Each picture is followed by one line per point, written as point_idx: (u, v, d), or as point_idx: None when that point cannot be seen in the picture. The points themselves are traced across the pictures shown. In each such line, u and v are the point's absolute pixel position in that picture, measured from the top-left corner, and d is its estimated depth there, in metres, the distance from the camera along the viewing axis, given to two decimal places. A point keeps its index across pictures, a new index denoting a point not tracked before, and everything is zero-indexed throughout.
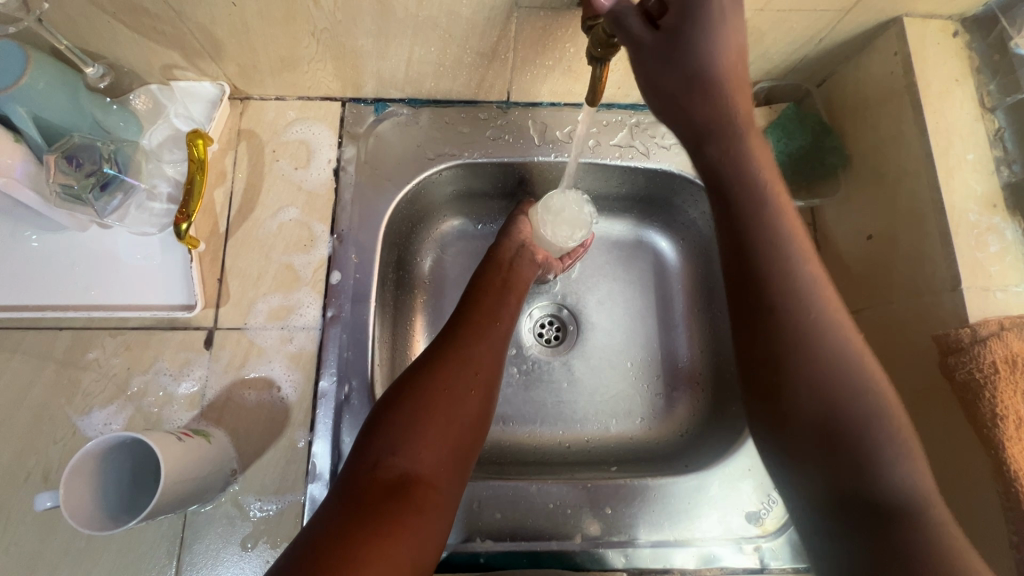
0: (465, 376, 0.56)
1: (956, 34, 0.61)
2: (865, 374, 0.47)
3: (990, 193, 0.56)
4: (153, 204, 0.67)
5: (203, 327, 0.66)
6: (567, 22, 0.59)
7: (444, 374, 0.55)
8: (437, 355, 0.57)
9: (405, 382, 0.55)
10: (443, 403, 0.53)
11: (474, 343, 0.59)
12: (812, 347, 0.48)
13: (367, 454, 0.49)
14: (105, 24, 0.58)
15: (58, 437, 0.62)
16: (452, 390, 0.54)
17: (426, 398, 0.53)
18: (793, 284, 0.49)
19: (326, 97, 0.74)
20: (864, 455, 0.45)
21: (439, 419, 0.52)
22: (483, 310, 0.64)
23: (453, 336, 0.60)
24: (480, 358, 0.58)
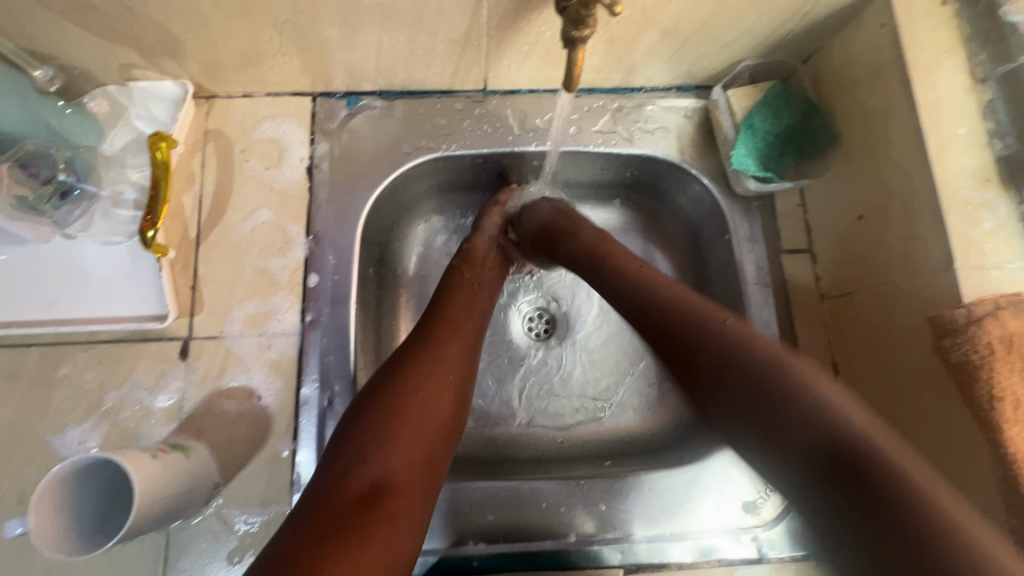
0: (437, 379, 0.54)
1: (945, 3, 0.58)
2: (772, 352, 0.46)
3: (982, 168, 0.54)
4: (119, 211, 0.64)
5: (178, 337, 0.63)
6: (540, 4, 0.57)
7: (414, 379, 0.53)
8: (407, 359, 0.55)
9: (376, 387, 0.53)
10: (417, 407, 0.51)
11: (448, 343, 0.57)
12: (725, 343, 0.48)
13: (339, 461, 0.47)
14: (53, 24, 0.54)
15: (32, 457, 0.60)
16: (423, 395, 0.52)
17: (398, 405, 0.51)
18: (693, 313, 0.52)
19: (295, 92, 0.71)
20: (782, 400, 0.43)
21: (413, 426, 0.50)
22: (454, 312, 0.61)
23: (424, 337, 0.58)
24: (453, 360, 0.56)
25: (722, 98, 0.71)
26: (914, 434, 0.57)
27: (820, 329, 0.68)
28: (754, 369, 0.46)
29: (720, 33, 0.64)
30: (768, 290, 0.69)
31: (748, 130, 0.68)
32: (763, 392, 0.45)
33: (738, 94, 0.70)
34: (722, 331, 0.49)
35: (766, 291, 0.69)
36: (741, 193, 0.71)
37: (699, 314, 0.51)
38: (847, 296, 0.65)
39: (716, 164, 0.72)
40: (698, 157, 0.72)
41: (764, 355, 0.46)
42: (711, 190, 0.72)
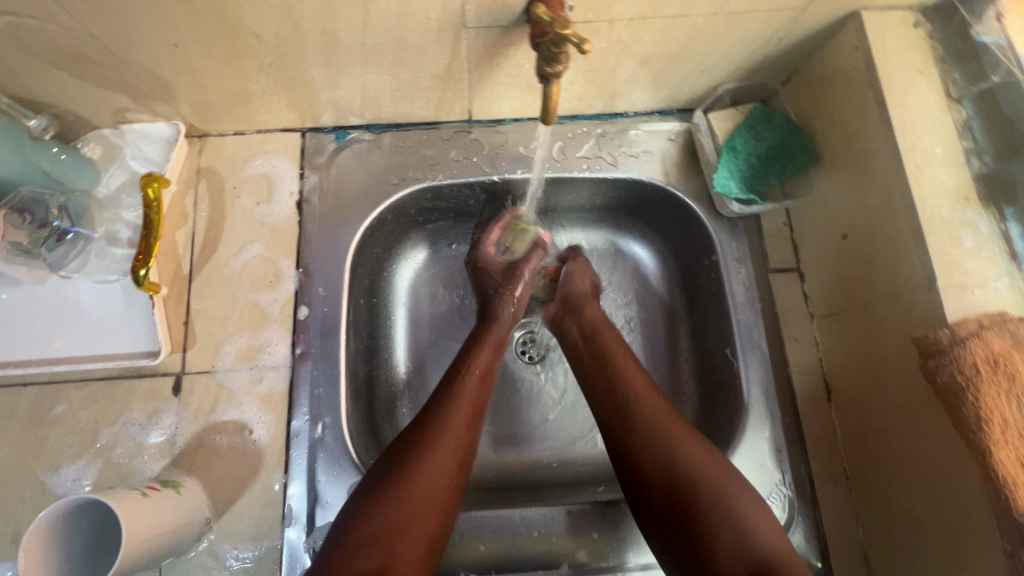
0: (438, 470, 0.53)
1: (917, 25, 0.59)
2: (702, 461, 0.54)
3: (961, 186, 0.54)
4: (113, 250, 0.65)
5: (170, 373, 0.64)
6: (517, 38, 0.58)
7: (418, 470, 0.52)
8: (412, 443, 0.54)
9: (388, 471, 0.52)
10: (424, 497, 0.52)
11: (458, 423, 0.56)
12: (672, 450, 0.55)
13: (349, 545, 0.48)
14: (47, 73, 0.56)
15: (27, 496, 0.60)
16: (427, 486, 0.52)
17: (405, 493, 0.51)
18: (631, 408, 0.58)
19: (285, 129, 0.73)
20: (719, 518, 0.51)
21: (419, 513, 0.51)
22: (460, 388, 0.59)
23: (434, 413, 0.57)
24: (455, 447, 0.55)
25: (703, 121, 0.71)
26: (907, 457, 0.56)
27: (811, 348, 0.68)
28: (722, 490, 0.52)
29: (698, 60, 0.65)
30: (757, 311, 0.69)
31: (729, 152, 0.69)
32: (687, 499, 0.52)
33: (719, 117, 0.71)
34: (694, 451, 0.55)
35: (756, 311, 0.69)
36: (726, 215, 0.72)
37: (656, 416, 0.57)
38: (836, 315, 0.65)
39: (702, 186, 0.73)
40: (683, 180, 0.73)
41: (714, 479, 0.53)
42: (697, 212, 0.73)
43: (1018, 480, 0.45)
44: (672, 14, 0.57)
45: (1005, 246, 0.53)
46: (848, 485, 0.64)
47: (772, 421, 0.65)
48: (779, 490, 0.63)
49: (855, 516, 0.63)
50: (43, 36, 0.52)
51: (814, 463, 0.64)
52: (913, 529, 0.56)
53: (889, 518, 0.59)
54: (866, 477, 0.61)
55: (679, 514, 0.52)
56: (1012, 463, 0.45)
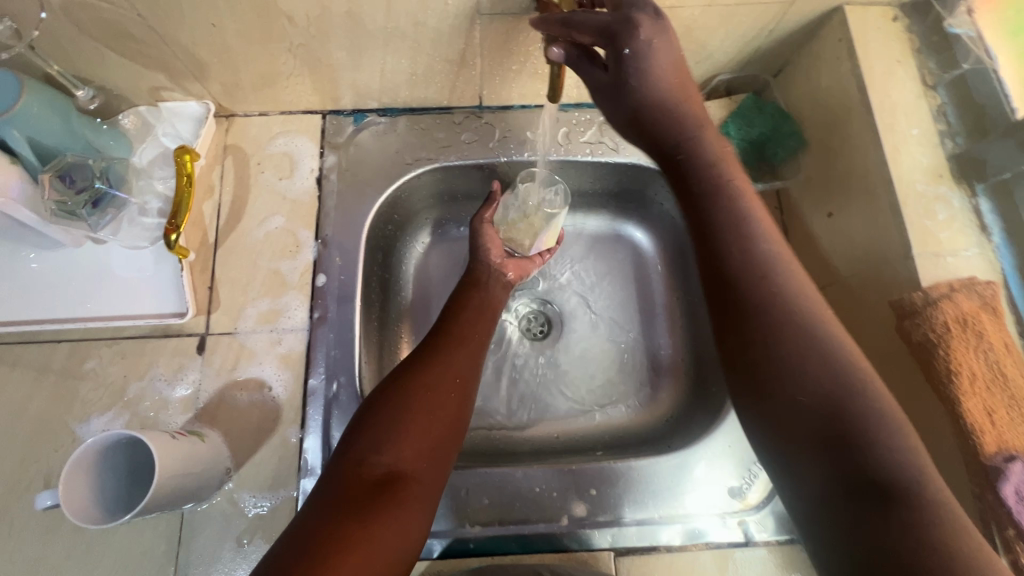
0: (445, 383, 0.59)
1: (896, 19, 0.64)
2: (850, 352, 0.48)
3: (936, 164, 0.59)
4: (145, 219, 0.70)
5: (196, 333, 0.68)
6: (527, 26, 0.63)
7: (425, 379, 0.59)
8: (419, 362, 0.61)
9: (390, 385, 0.58)
10: (422, 406, 0.57)
11: (459, 353, 0.63)
12: (789, 317, 0.49)
13: (354, 445, 0.53)
14: (94, 51, 0.61)
15: (59, 444, 0.64)
16: (433, 395, 0.58)
17: (410, 398, 0.57)
18: (769, 279, 0.50)
19: (307, 111, 0.77)
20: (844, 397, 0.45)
21: (425, 415, 0.56)
22: (462, 324, 0.67)
23: (435, 345, 0.64)
24: (458, 366, 0.62)
25: None
26: None
27: None
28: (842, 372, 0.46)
29: (695, 51, 0.69)
30: None
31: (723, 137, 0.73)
32: (829, 382, 0.46)
33: (714, 106, 0.75)
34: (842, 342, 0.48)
35: None
36: None
37: (771, 275, 0.51)
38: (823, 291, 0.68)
39: None
40: None
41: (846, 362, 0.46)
42: None
43: (984, 427, 0.49)
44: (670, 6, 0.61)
45: (976, 219, 0.57)
46: None
47: None
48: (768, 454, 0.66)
49: None
50: (94, 15, 0.57)
51: None
52: None
53: None
54: None
55: (827, 402, 0.45)
56: (979, 411, 0.49)
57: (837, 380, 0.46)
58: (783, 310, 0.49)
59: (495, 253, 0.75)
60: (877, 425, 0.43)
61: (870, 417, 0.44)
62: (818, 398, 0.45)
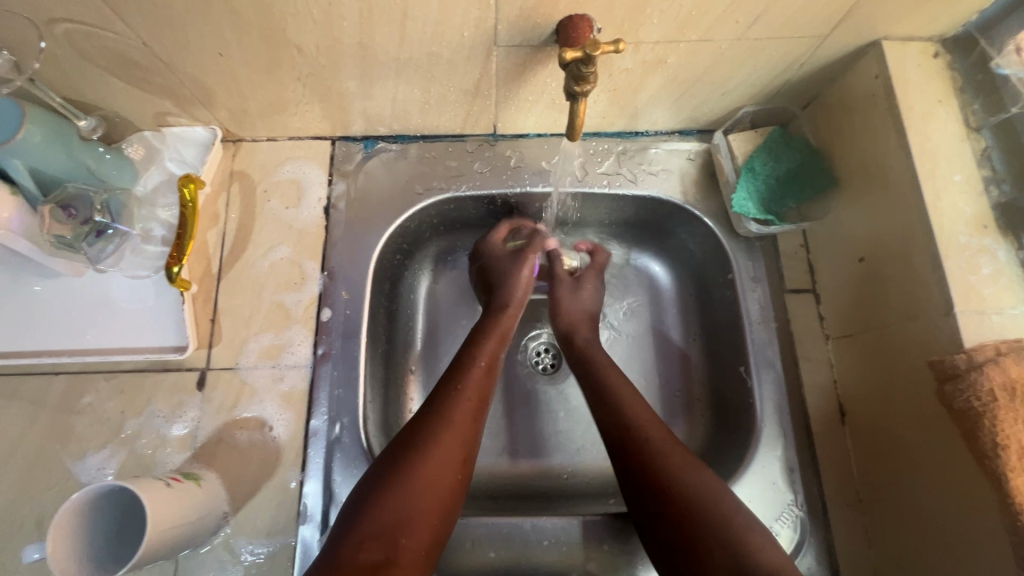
0: (450, 459, 0.55)
1: (937, 56, 0.60)
2: (703, 484, 0.55)
3: (979, 214, 0.55)
4: (147, 247, 0.68)
5: (196, 368, 0.66)
6: (546, 57, 0.60)
7: (428, 456, 0.54)
8: (423, 429, 0.56)
9: (393, 463, 0.53)
10: (426, 492, 0.52)
11: (465, 418, 0.57)
12: (654, 460, 0.57)
13: (353, 535, 0.49)
14: (98, 78, 0.59)
15: (52, 482, 0.62)
16: (434, 474, 0.53)
17: (410, 477, 0.52)
18: (634, 423, 0.60)
19: (316, 136, 0.75)
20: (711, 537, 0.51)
21: (423, 496, 0.52)
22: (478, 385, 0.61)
23: (440, 410, 0.57)
24: (464, 436, 0.57)
25: (723, 142, 0.72)
26: (924, 481, 0.56)
27: (826, 369, 0.68)
28: (700, 505, 0.53)
29: (719, 86, 0.66)
30: (772, 329, 0.69)
31: (748, 173, 0.70)
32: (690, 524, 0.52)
33: (738, 139, 0.72)
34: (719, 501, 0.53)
35: (770, 330, 0.69)
36: (743, 234, 0.72)
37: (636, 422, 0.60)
38: (852, 337, 0.65)
39: (720, 206, 0.73)
40: (701, 200, 0.74)
41: (694, 491, 0.54)
42: (714, 231, 0.73)
43: None
44: (697, 39, 0.58)
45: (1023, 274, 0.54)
46: (861, 508, 0.64)
47: (786, 439, 0.65)
48: (791, 510, 0.63)
49: (868, 541, 0.63)
50: (98, 43, 0.55)
51: (827, 483, 0.65)
52: (927, 551, 0.57)
53: (903, 538, 0.59)
54: (881, 502, 0.62)
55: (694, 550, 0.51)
56: None
57: (698, 510, 0.53)
58: (647, 451, 0.58)
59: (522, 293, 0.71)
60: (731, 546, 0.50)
61: (730, 545, 0.50)
62: (670, 527, 0.53)
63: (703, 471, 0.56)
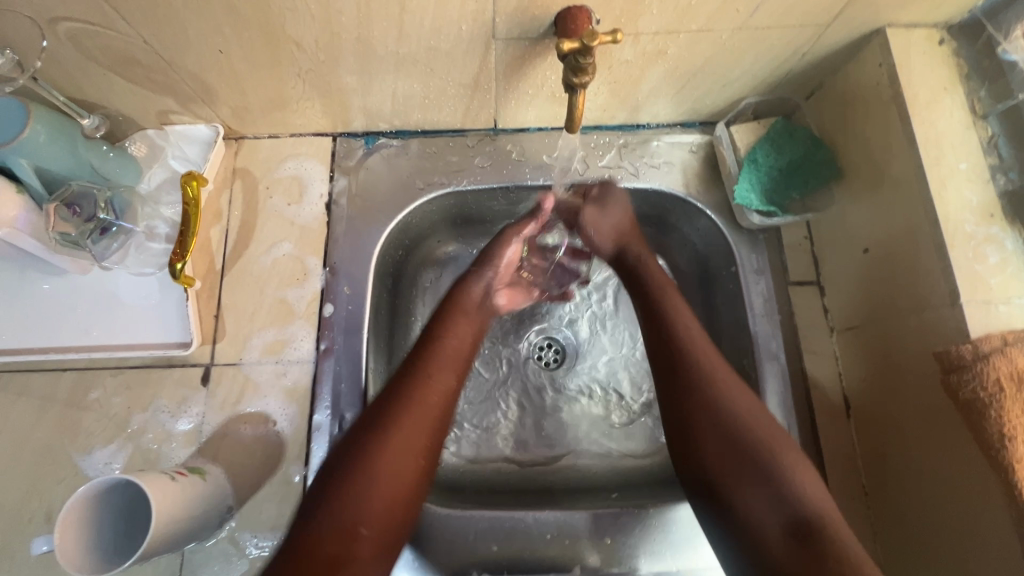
0: (413, 440, 0.53)
1: (942, 42, 0.59)
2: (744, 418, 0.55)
3: (986, 203, 0.55)
4: (152, 245, 0.69)
5: (200, 364, 0.67)
6: (544, 50, 0.60)
7: (393, 437, 0.52)
8: (386, 408, 0.54)
9: (357, 448, 0.52)
10: (387, 479, 0.51)
11: (430, 396, 0.56)
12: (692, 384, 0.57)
13: (314, 523, 0.48)
14: (101, 77, 0.60)
15: (61, 477, 0.63)
16: (397, 458, 0.52)
17: (372, 457, 0.51)
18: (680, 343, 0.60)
19: (317, 133, 0.75)
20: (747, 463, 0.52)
21: (385, 479, 0.51)
22: (443, 360, 0.59)
23: (403, 390, 0.55)
24: (430, 414, 0.55)
25: (725, 134, 0.72)
26: (931, 472, 0.56)
27: (831, 362, 0.68)
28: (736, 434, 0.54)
29: (720, 77, 0.66)
30: (776, 322, 0.69)
31: (750, 164, 0.69)
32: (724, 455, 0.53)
33: (741, 131, 0.71)
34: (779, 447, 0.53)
35: (774, 322, 0.69)
36: (746, 227, 0.71)
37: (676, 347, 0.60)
38: (857, 329, 0.65)
39: (723, 198, 0.73)
40: (704, 192, 0.73)
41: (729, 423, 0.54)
42: (718, 223, 0.72)
43: None
44: (697, 29, 0.57)
45: None
46: (867, 502, 0.63)
47: (790, 432, 0.64)
48: None
49: (874, 533, 0.62)
50: (100, 42, 0.55)
51: (831, 476, 0.64)
52: (934, 543, 0.56)
53: (909, 529, 0.58)
54: (886, 494, 0.61)
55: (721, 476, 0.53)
56: None
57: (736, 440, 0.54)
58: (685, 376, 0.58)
59: (499, 277, 0.69)
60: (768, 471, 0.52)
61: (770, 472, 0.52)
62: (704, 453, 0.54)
63: (735, 397, 0.56)
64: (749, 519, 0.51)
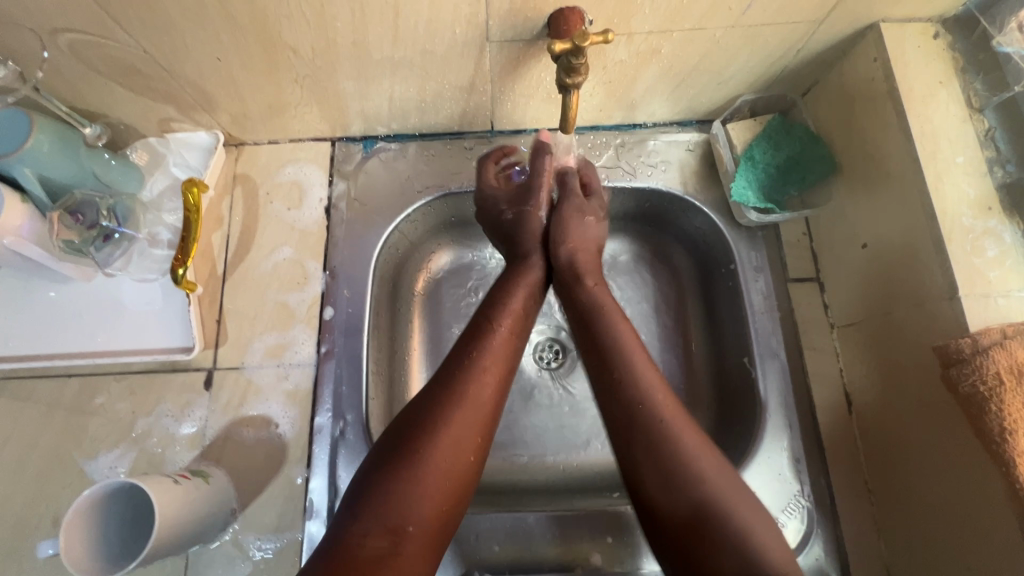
0: (464, 434, 0.51)
1: (937, 36, 0.59)
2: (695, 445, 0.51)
3: (983, 196, 0.54)
4: (154, 251, 0.70)
5: (203, 368, 0.67)
6: (539, 52, 0.61)
7: (443, 429, 0.50)
8: (439, 398, 0.52)
9: (407, 438, 0.50)
10: (438, 476, 0.49)
11: (483, 389, 0.53)
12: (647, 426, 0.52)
13: (360, 519, 0.46)
14: (102, 86, 0.61)
15: (67, 482, 0.64)
16: (449, 451, 0.50)
17: (423, 449, 0.49)
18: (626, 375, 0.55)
19: (317, 138, 0.76)
20: (701, 509, 0.48)
21: (437, 472, 0.49)
22: (494, 351, 0.56)
23: (455, 381, 0.53)
24: (481, 407, 0.53)
25: (722, 131, 0.72)
26: (934, 467, 0.55)
27: (832, 358, 0.67)
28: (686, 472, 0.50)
29: (715, 75, 0.66)
30: (776, 318, 0.68)
31: (747, 161, 0.69)
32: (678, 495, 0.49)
33: (737, 127, 0.72)
34: (731, 497, 0.49)
35: (774, 319, 0.68)
36: (744, 224, 0.71)
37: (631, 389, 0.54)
38: (857, 325, 0.65)
39: (720, 196, 0.73)
40: (701, 190, 0.73)
41: (675, 455, 0.50)
42: (715, 221, 0.72)
43: None
44: (690, 28, 0.58)
45: None
46: (870, 498, 0.63)
47: (791, 429, 0.64)
48: (798, 502, 0.62)
49: (877, 531, 0.62)
50: (102, 52, 0.56)
51: (834, 473, 0.64)
52: (939, 539, 0.55)
53: (913, 526, 0.58)
54: (889, 489, 0.61)
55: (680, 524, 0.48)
56: None
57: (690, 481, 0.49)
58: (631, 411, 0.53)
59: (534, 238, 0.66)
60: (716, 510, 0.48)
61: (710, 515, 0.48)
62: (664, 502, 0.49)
63: (688, 429, 0.52)
64: (720, 566, 0.46)
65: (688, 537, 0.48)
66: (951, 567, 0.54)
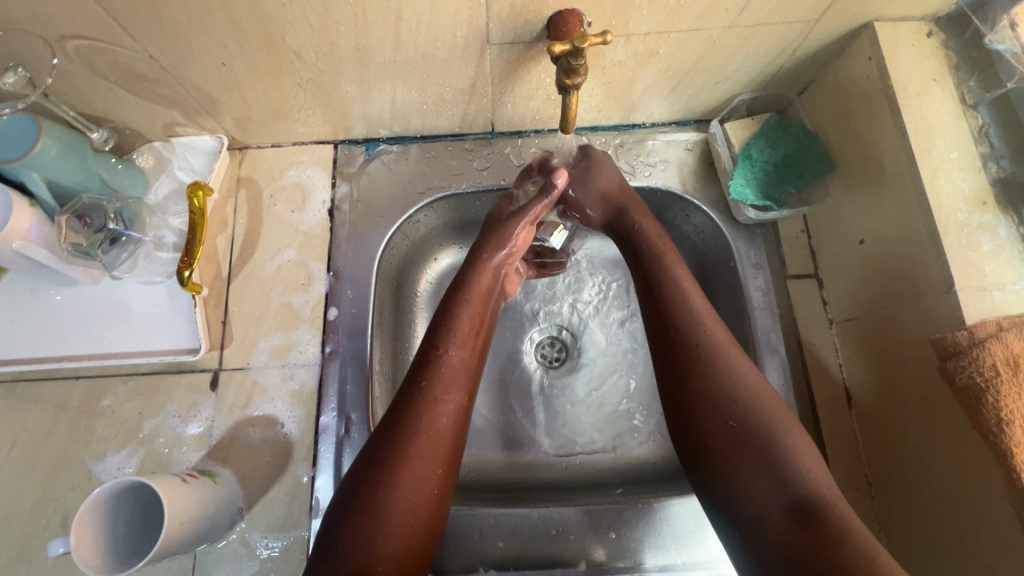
0: (428, 464, 0.51)
1: (931, 35, 0.60)
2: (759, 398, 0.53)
3: (978, 191, 0.55)
4: (160, 254, 0.71)
5: (209, 369, 0.68)
6: (538, 54, 0.62)
7: (405, 463, 0.50)
8: (396, 431, 0.52)
9: (371, 478, 0.49)
10: (404, 511, 0.49)
11: (440, 416, 0.53)
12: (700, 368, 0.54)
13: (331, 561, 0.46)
14: (108, 92, 0.62)
15: (75, 482, 0.64)
16: (415, 481, 0.50)
17: (388, 487, 0.49)
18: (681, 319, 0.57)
19: (320, 141, 0.77)
20: (752, 450, 0.51)
21: (404, 507, 0.49)
22: (447, 372, 0.56)
23: (409, 411, 0.53)
24: (441, 434, 0.53)
25: (720, 130, 0.72)
26: (934, 458, 0.56)
27: (831, 353, 0.68)
28: (735, 411, 0.52)
29: (713, 75, 0.67)
30: (775, 314, 0.69)
31: (745, 160, 0.70)
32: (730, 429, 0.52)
33: (734, 127, 0.72)
34: (784, 434, 0.51)
35: (774, 315, 0.69)
36: (742, 222, 0.72)
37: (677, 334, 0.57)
38: (855, 320, 0.65)
39: (719, 194, 0.74)
40: (700, 188, 0.74)
41: (746, 398, 0.52)
42: (714, 219, 0.73)
43: None
44: (687, 29, 0.59)
45: None
46: (871, 491, 0.63)
47: None
48: None
49: (878, 524, 0.63)
50: (108, 58, 0.57)
51: (834, 467, 0.64)
52: (939, 530, 0.56)
53: (913, 518, 0.58)
54: (889, 482, 0.61)
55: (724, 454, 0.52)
56: None
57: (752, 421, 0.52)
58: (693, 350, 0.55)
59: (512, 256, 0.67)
60: (772, 449, 0.50)
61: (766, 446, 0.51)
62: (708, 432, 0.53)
63: (735, 374, 0.54)
64: (750, 501, 0.50)
65: (727, 479, 0.51)
66: (952, 559, 0.55)
